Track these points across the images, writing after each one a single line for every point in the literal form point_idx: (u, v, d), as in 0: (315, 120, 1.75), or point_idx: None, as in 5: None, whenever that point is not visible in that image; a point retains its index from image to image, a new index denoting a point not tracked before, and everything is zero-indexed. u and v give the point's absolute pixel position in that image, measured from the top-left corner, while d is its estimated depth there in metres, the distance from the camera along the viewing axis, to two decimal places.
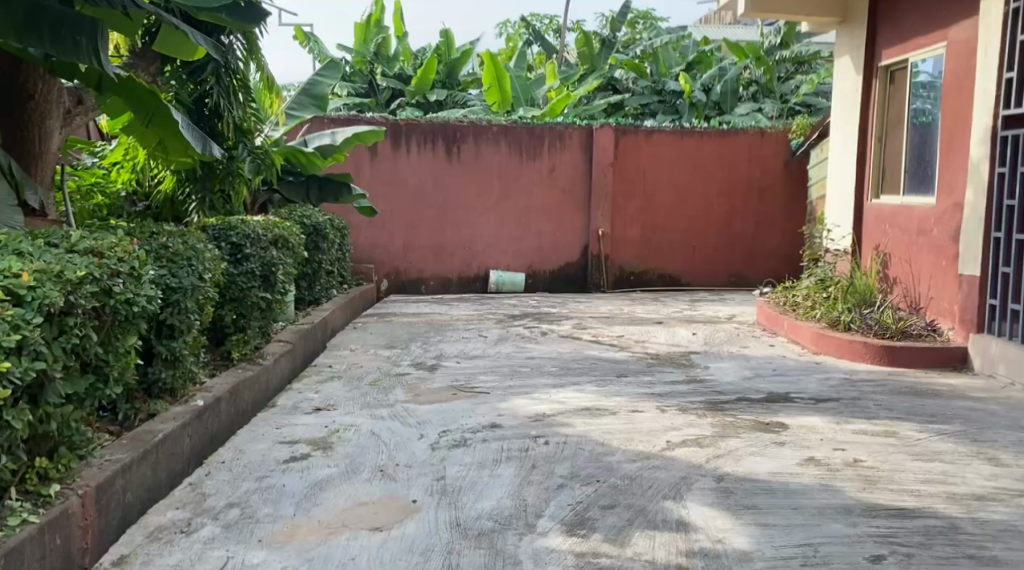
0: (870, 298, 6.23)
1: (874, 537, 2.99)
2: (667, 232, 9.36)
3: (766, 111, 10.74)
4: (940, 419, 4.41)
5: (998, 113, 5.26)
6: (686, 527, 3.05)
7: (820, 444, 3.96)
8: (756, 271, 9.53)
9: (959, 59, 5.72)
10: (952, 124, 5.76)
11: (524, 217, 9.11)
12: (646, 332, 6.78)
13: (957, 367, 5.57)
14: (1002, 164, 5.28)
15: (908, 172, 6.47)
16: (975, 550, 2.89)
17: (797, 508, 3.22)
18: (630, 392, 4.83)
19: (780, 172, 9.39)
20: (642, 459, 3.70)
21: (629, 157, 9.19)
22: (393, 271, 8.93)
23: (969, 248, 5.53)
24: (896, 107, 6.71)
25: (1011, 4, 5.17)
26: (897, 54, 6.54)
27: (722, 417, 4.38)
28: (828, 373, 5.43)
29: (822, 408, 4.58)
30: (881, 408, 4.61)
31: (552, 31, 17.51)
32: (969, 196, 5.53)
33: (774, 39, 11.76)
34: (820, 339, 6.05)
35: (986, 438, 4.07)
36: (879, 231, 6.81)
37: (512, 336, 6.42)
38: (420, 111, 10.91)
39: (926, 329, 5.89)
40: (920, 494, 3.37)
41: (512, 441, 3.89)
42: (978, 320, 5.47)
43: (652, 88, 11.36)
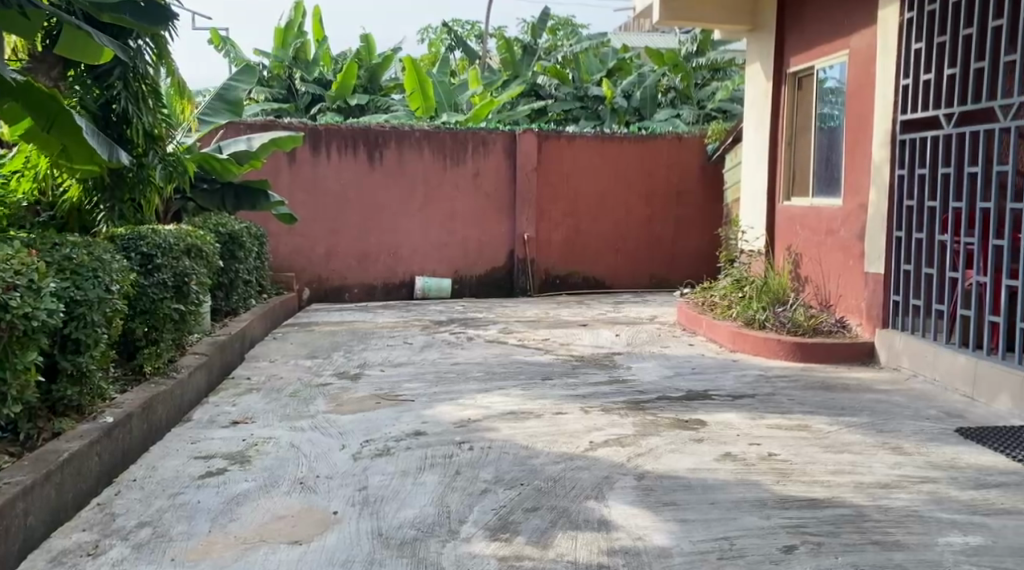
0: (782, 297, 6.44)
1: (786, 528, 3.09)
2: (592, 235, 9.49)
3: (685, 117, 10.99)
4: (849, 411, 4.58)
5: (896, 118, 5.51)
6: (607, 526, 3.10)
7: (737, 440, 4.07)
8: (678, 273, 9.74)
9: (860, 67, 5.96)
10: (856, 129, 6.00)
11: (449, 222, 9.09)
12: (570, 334, 6.86)
13: (864, 361, 5.81)
14: (901, 166, 5.51)
15: (816, 175, 6.72)
16: (879, 536, 3.02)
17: (714, 502, 3.31)
18: (555, 394, 4.88)
19: (698, 176, 9.63)
20: (566, 461, 3.74)
21: (552, 162, 9.27)
22: (315, 280, 8.81)
23: (874, 247, 5.77)
24: (803, 113, 6.97)
25: (906, 14, 5.43)
26: (803, 61, 6.80)
27: (644, 416, 4.46)
28: (745, 370, 5.60)
29: (739, 405, 4.71)
30: (794, 402, 4.77)
31: (473, 36, 17.55)
32: (872, 198, 5.77)
33: (691, 46, 12.13)
34: (737, 337, 6.23)
35: (891, 429, 4.26)
36: (790, 232, 7.05)
37: (438, 342, 6.41)
38: (341, 116, 10.81)
39: (836, 326, 6.11)
40: (830, 484, 3.50)
41: (437, 447, 3.89)
42: (883, 315, 5.71)
43: (575, 95, 11.46)
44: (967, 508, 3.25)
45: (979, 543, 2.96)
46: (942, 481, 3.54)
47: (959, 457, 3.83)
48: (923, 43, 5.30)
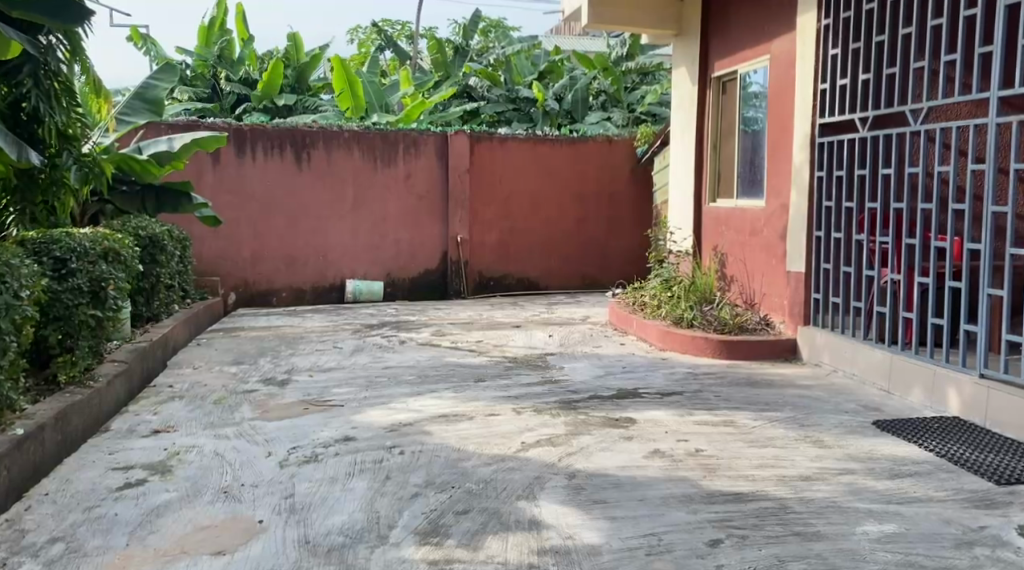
0: (709, 296, 6.57)
1: (712, 522, 3.15)
2: (524, 237, 9.52)
3: (615, 119, 11.14)
4: (773, 407, 4.71)
5: (815, 122, 5.67)
6: (538, 526, 3.11)
7: (665, 437, 4.14)
8: (610, 274, 9.86)
9: (780, 71, 6.13)
10: (778, 132, 6.16)
11: (380, 224, 9.01)
12: (503, 336, 6.87)
13: (787, 357, 5.97)
14: (821, 168, 5.67)
15: (741, 177, 6.89)
16: (801, 527, 3.10)
17: (642, 499, 3.36)
18: (487, 396, 4.88)
19: (628, 178, 9.76)
20: (497, 462, 3.75)
21: (484, 163, 9.27)
22: (242, 283, 8.63)
23: (795, 247, 5.93)
24: (727, 117, 7.14)
25: (823, 21, 5.60)
26: (727, 65, 6.96)
27: (576, 415, 4.49)
28: (674, 368, 5.70)
29: (668, 402, 4.79)
30: (721, 399, 4.88)
31: (404, 38, 17.45)
32: (793, 198, 5.93)
33: (621, 51, 12.30)
34: (666, 336, 6.33)
35: (812, 423, 4.39)
36: (716, 232, 7.20)
37: (369, 346, 6.35)
38: (267, 116, 10.62)
39: (760, 323, 6.27)
40: (754, 478, 3.59)
41: (367, 452, 3.85)
42: (805, 313, 5.88)
43: (507, 97, 11.51)
44: (882, 497, 3.37)
45: (894, 530, 3.07)
46: (860, 471, 3.66)
47: (876, 448, 3.97)
48: (840, 49, 5.47)
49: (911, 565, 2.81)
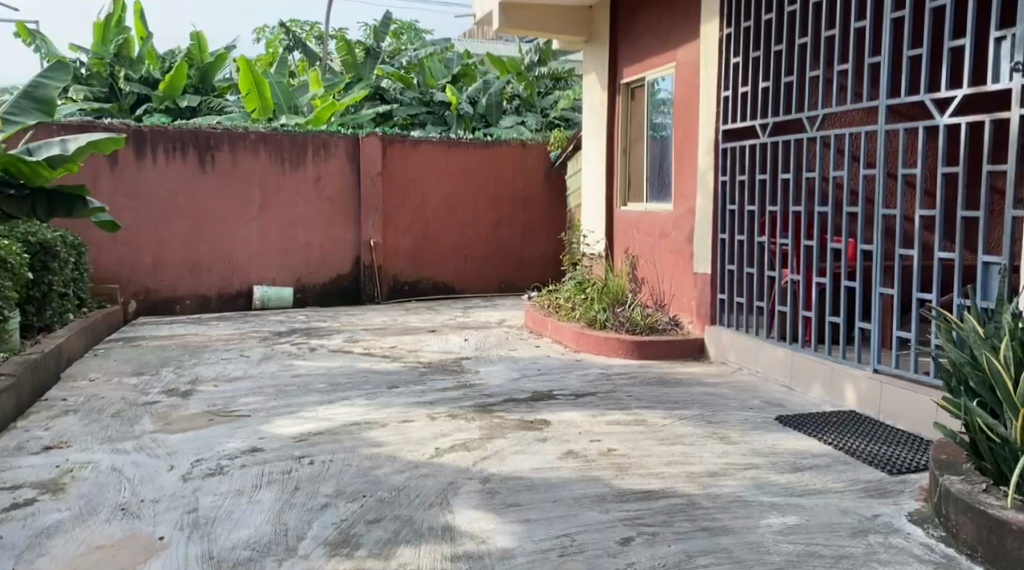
0: (621, 298, 6.68)
1: (623, 520, 3.20)
2: (438, 241, 9.48)
3: (529, 124, 11.22)
4: (682, 405, 4.81)
5: (719, 128, 5.84)
6: (451, 532, 3.09)
7: (578, 438, 4.18)
8: (524, 277, 9.91)
9: (686, 78, 6.28)
10: (684, 137, 6.32)
11: (289, 229, 8.82)
12: (417, 341, 6.82)
13: (695, 356, 6.12)
14: (724, 173, 5.84)
15: (650, 181, 7.04)
16: (708, 522, 3.18)
17: (556, 500, 3.38)
18: (400, 402, 4.83)
19: (541, 181, 9.84)
20: (410, 469, 3.71)
21: (397, 166, 9.18)
22: (142, 291, 8.32)
23: (701, 248, 6.08)
24: (636, 123, 7.28)
25: (725, 29, 5.76)
26: (635, 72, 7.09)
27: (490, 419, 4.49)
28: (587, 369, 5.76)
29: (581, 403, 4.83)
30: (632, 398, 4.96)
31: (313, 39, 17.15)
32: (699, 202, 6.08)
33: (533, 56, 12.41)
34: (580, 338, 6.41)
35: (720, 420, 4.50)
36: (627, 236, 7.33)
37: (278, 354, 6.20)
38: (170, 117, 10.28)
39: (670, 324, 6.41)
40: (664, 476, 3.66)
41: (275, 463, 3.76)
42: (711, 313, 6.05)
43: (420, 99, 11.43)
44: (785, 490, 3.49)
45: (795, 522, 3.18)
46: (764, 466, 3.78)
47: (780, 443, 4.10)
48: (741, 57, 5.64)
49: (811, 555, 2.91)
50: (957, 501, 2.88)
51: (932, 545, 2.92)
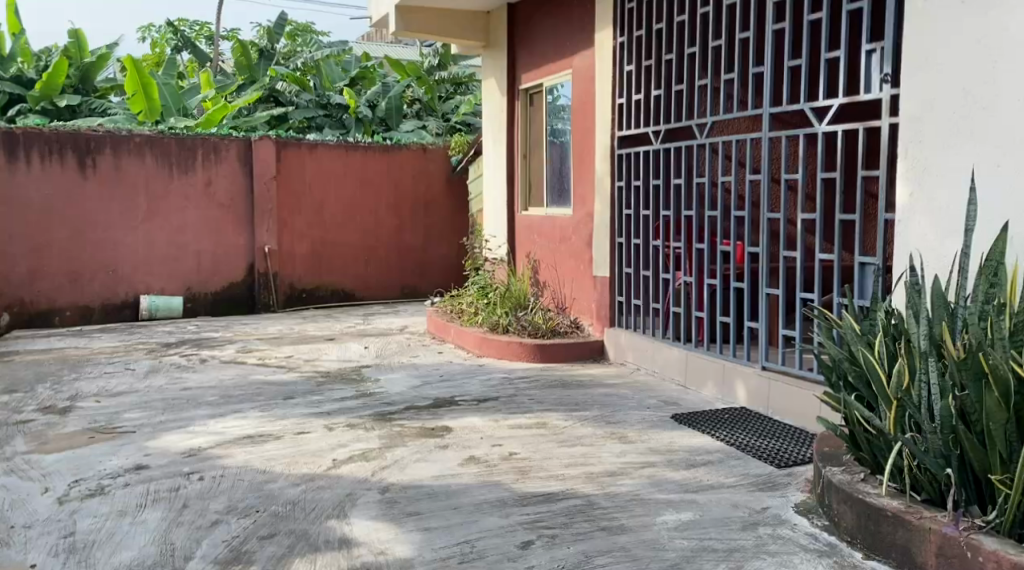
0: (523, 302, 6.73)
1: (524, 524, 3.20)
2: (337, 247, 9.32)
3: (430, 128, 11.13)
4: (582, 406, 4.86)
5: (614, 134, 5.95)
6: (348, 544, 3.03)
7: (480, 443, 4.17)
8: (427, 282, 9.86)
9: (581, 85, 6.39)
10: (581, 142, 6.41)
11: (178, 235, 8.51)
12: (315, 349, 6.68)
13: (596, 357, 6.22)
14: (620, 178, 5.96)
15: (550, 186, 7.14)
16: (607, 522, 3.22)
17: (456, 507, 3.36)
18: (296, 413, 4.71)
19: (442, 186, 9.81)
20: (306, 482, 3.62)
21: (293, 171, 8.97)
22: (17, 303, 7.87)
23: (599, 252, 6.18)
24: (536, 129, 7.35)
25: (618, 38, 5.88)
26: (533, 78, 7.14)
27: (390, 427, 4.43)
28: (489, 374, 5.77)
29: (483, 408, 4.83)
30: (534, 401, 4.98)
31: (203, 39, 16.62)
32: (597, 207, 6.18)
33: (433, 59, 12.30)
34: (482, 342, 6.42)
35: (618, 420, 4.58)
36: (529, 240, 7.39)
37: (166, 367, 5.96)
38: (47, 118, 9.77)
39: (571, 326, 6.49)
40: (565, 477, 3.69)
41: (161, 481, 3.60)
42: (610, 315, 6.16)
43: (317, 102, 11.22)
44: (680, 487, 3.57)
45: (690, 518, 3.26)
46: (661, 464, 3.86)
47: (675, 441, 4.20)
48: (634, 66, 5.77)
49: (704, 549, 2.98)
50: (839, 490, 3.00)
51: (817, 535, 3.05)
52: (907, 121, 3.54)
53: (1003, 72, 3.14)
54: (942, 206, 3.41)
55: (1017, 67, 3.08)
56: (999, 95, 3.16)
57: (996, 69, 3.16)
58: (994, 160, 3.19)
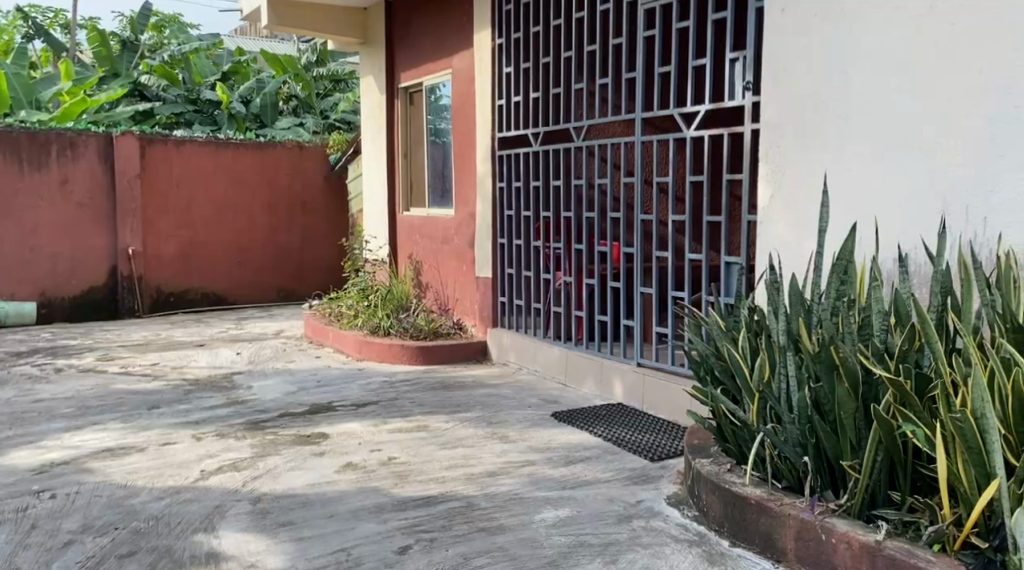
0: (405, 303, 6.67)
1: (402, 529, 3.17)
2: (209, 248, 8.98)
3: (308, 126, 10.86)
4: (463, 407, 4.86)
5: (494, 135, 5.98)
6: (215, 558, 2.92)
7: (357, 448, 4.10)
8: (305, 284, 9.63)
9: (461, 84, 6.38)
10: (462, 142, 6.41)
11: (30, 236, 8.00)
12: (183, 356, 6.40)
13: (479, 358, 6.22)
14: (501, 179, 5.99)
15: (431, 186, 7.10)
16: (485, 522, 3.22)
17: (332, 515, 3.29)
18: (161, 424, 4.50)
19: (320, 186, 9.59)
20: (171, 495, 3.46)
21: (159, 169, 8.56)
22: None
23: (482, 253, 6.20)
24: (416, 128, 7.30)
25: (497, 40, 5.91)
26: (412, 78, 7.08)
27: (263, 435, 4.30)
28: (369, 378, 5.68)
29: (361, 413, 4.75)
30: (414, 404, 4.94)
31: (58, 26, 15.60)
32: (479, 208, 6.20)
33: (310, 56, 12.01)
34: (362, 345, 6.32)
35: (498, 420, 4.60)
36: (410, 241, 7.32)
37: (16, 378, 5.57)
38: None
39: (454, 328, 6.46)
40: (444, 479, 3.67)
41: (7, 501, 3.36)
42: (493, 316, 6.17)
43: (187, 97, 10.75)
44: (558, 484, 3.62)
45: (567, 514, 3.30)
46: (539, 462, 3.90)
47: (554, 439, 4.25)
48: (513, 68, 5.81)
49: (581, 545, 3.02)
50: (706, 481, 3.11)
51: (687, 525, 3.15)
52: (767, 127, 3.71)
53: (853, 80, 3.34)
54: (798, 208, 3.59)
55: (866, 76, 3.28)
56: (850, 103, 3.35)
57: (848, 78, 3.35)
58: (844, 166, 3.39)
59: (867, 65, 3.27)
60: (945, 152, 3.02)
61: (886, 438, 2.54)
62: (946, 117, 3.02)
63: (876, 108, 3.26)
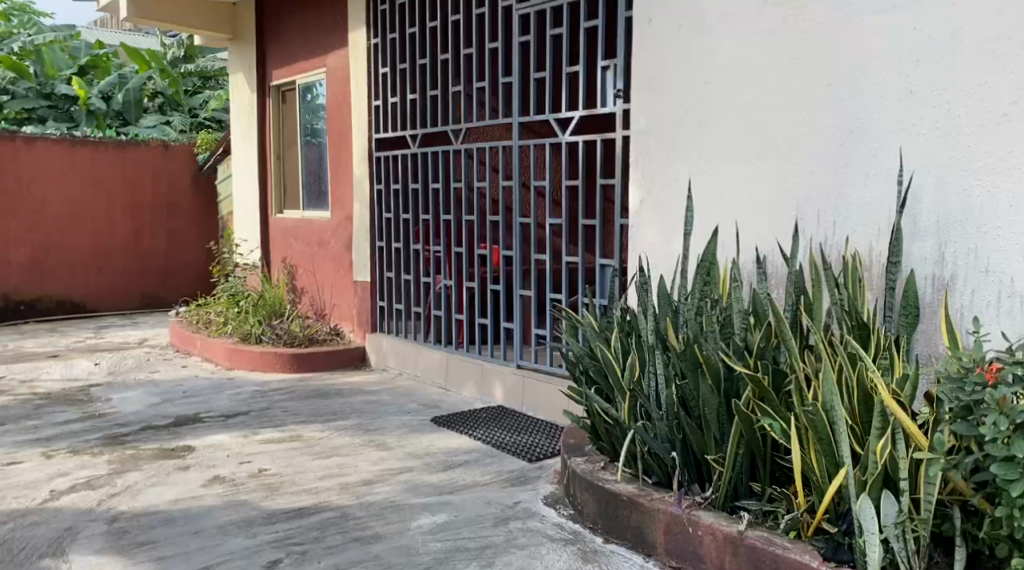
0: (278, 309, 6.48)
1: (272, 542, 3.06)
2: (65, 252, 8.46)
3: (175, 124, 10.44)
4: (339, 415, 4.76)
5: (371, 137, 5.89)
6: None
7: (226, 461, 3.94)
8: (172, 290, 9.19)
9: (336, 83, 6.26)
10: (337, 143, 6.29)
11: None
12: (34, 369, 5.99)
13: (356, 365, 6.11)
14: (379, 181, 5.90)
15: (305, 188, 6.93)
16: (360, 532, 3.16)
17: (196, 532, 3.14)
18: (7, 442, 4.19)
19: (187, 187, 9.20)
20: (17, 519, 3.23)
21: (5, 168, 8.02)
22: None
23: (359, 256, 6.09)
24: (289, 127, 7.11)
25: (373, 40, 5.83)
26: (284, 76, 6.89)
27: (122, 451, 4.07)
28: (240, 387, 5.48)
29: (231, 424, 4.57)
30: (287, 414, 4.80)
31: None
32: (355, 210, 6.09)
33: (177, 51, 11.53)
34: (233, 354, 6.10)
35: (375, 427, 4.52)
36: (284, 244, 7.12)
37: None
38: None
39: (330, 334, 6.32)
40: (318, 490, 3.58)
41: None
42: (371, 320, 6.07)
43: (39, 92, 10.12)
44: (435, 490, 3.59)
45: (444, 520, 3.28)
46: (417, 468, 3.85)
47: (432, 444, 4.22)
48: (389, 68, 5.74)
49: (457, 550, 3.00)
50: (581, 480, 3.16)
51: (563, 524, 3.19)
52: (637, 134, 3.81)
53: (715, 89, 3.46)
54: (665, 213, 3.70)
55: (726, 85, 3.42)
56: (712, 112, 3.49)
57: (711, 88, 3.48)
58: (708, 172, 3.51)
59: (727, 74, 3.41)
60: (799, 158, 3.18)
61: (747, 432, 2.64)
62: (799, 125, 3.18)
63: (736, 117, 3.40)
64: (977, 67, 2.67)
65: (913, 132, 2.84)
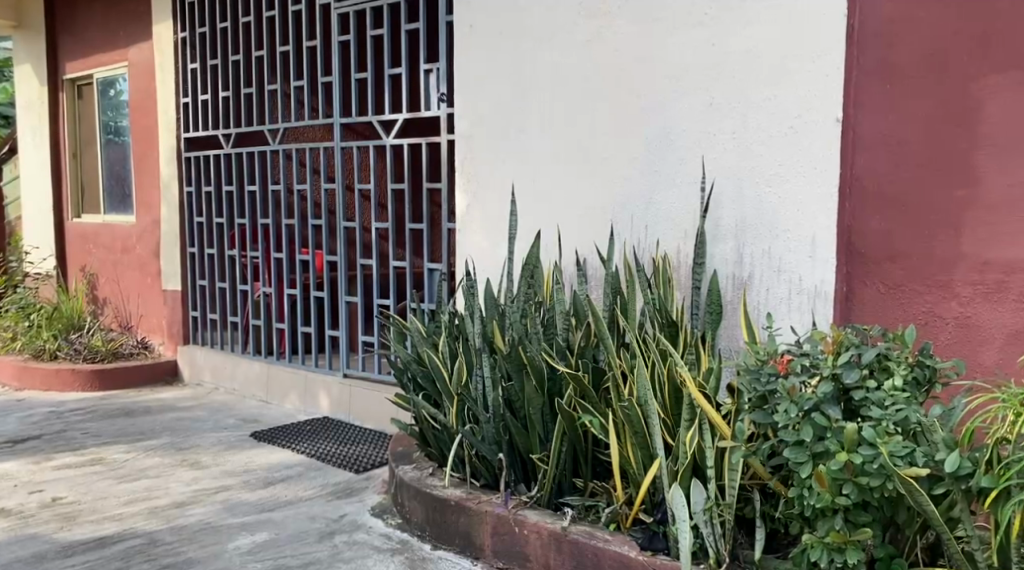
0: (77, 322, 5.98)
1: None
2: None
3: None
4: (148, 435, 4.45)
5: (180, 137, 5.56)
6: None
7: (14, 491, 3.59)
8: None
9: (139, 79, 5.86)
10: (141, 142, 5.89)
11: None
12: None
13: (168, 380, 5.74)
14: (189, 183, 5.58)
15: (105, 190, 6.44)
16: (170, 558, 2.96)
17: None
18: None
19: None
20: None
21: None
22: None
23: (169, 264, 5.73)
24: (86, 124, 6.58)
25: (180, 33, 5.50)
26: (81, 69, 6.38)
27: None
28: (32, 409, 5.01)
29: (20, 450, 4.17)
30: (88, 435, 4.44)
31: None
32: (163, 214, 5.74)
33: None
34: (24, 372, 5.58)
35: (188, 445, 4.27)
36: (83, 251, 6.59)
37: None
38: None
39: (138, 347, 5.91)
40: (122, 516, 3.33)
41: None
42: (184, 332, 5.73)
43: None
44: (255, 508, 3.43)
45: (264, 538, 3.14)
46: (235, 486, 3.68)
47: (252, 460, 4.04)
48: (198, 64, 5.44)
49: None
50: (409, 487, 3.13)
51: (391, 534, 3.14)
52: (461, 139, 3.83)
53: (534, 97, 3.54)
54: (489, 217, 3.74)
55: (544, 93, 3.50)
56: (531, 118, 3.56)
57: (530, 95, 3.55)
58: (529, 177, 3.59)
59: (545, 83, 3.50)
60: (613, 165, 3.31)
61: (569, 429, 2.71)
62: (612, 133, 3.30)
63: (554, 124, 3.49)
64: (767, 83, 2.89)
65: (713, 142, 3.03)
